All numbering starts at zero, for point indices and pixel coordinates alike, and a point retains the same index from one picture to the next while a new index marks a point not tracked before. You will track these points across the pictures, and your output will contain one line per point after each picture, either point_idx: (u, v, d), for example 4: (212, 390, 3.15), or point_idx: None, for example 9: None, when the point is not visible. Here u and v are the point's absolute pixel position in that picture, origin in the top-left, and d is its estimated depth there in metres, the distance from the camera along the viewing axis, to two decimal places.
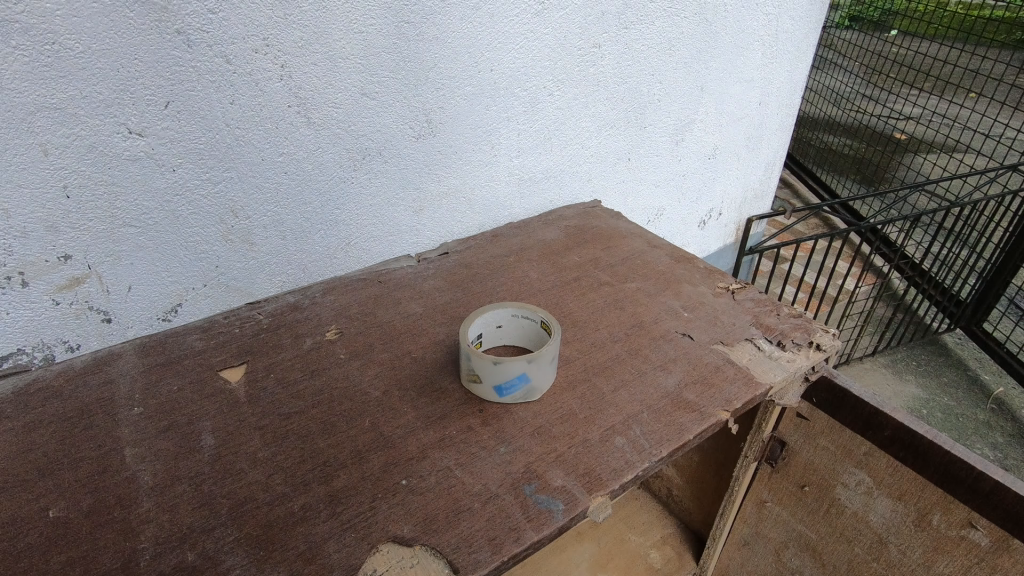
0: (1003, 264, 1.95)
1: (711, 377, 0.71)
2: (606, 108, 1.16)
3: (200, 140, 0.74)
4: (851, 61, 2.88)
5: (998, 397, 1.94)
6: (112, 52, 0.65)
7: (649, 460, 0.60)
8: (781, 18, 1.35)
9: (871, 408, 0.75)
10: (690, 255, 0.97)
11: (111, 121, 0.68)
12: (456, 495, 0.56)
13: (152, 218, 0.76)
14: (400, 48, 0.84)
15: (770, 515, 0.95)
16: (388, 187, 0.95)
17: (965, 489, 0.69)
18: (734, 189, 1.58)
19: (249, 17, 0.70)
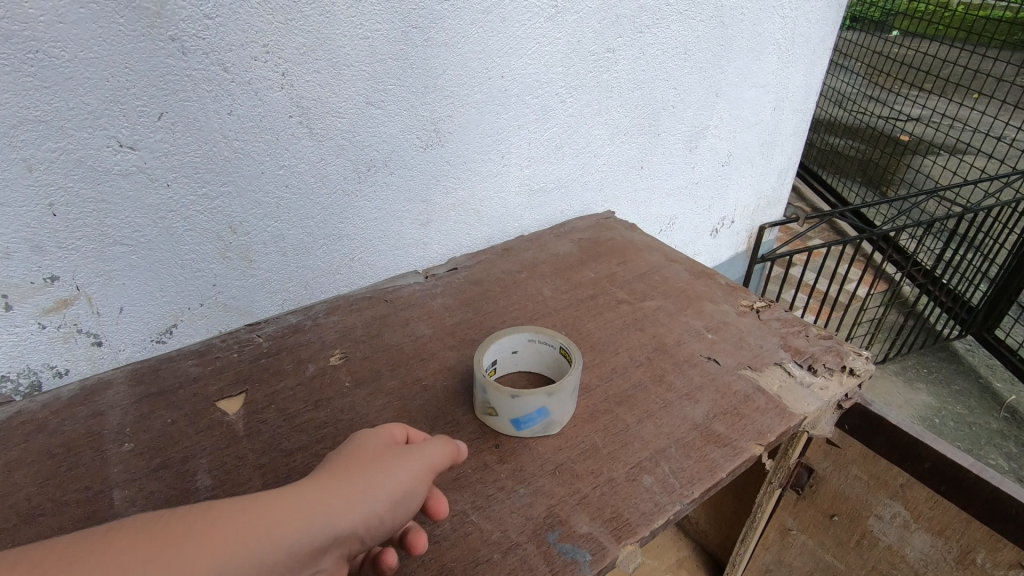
0: (1016, 270, 1.90)
1: (741, 407, 0.67)
2: (619, 115, 1.12)
3: (196, 153, 0.70)
4: (857, 62, 2.84)
5: (1010, 406, 1.90)
6: (101, 61, 0.60)
7: (681, 502, 0.56)
8: (798, 21, 1.30)
9: (909, 438, 0.71)
10: (710, 271, 0.93)
11: (99, 134, 0.63)
12: (473, 544, 0.52)
13: (145, 236, 0.71)
14: (407, 55, 0.80)
15: (794, 543, 0.91)
16: (393, 200, 0.90)
17: (1016, 527, 0.65)
18: (747, 196, 1.54)
19: (248, 23, 0.66)
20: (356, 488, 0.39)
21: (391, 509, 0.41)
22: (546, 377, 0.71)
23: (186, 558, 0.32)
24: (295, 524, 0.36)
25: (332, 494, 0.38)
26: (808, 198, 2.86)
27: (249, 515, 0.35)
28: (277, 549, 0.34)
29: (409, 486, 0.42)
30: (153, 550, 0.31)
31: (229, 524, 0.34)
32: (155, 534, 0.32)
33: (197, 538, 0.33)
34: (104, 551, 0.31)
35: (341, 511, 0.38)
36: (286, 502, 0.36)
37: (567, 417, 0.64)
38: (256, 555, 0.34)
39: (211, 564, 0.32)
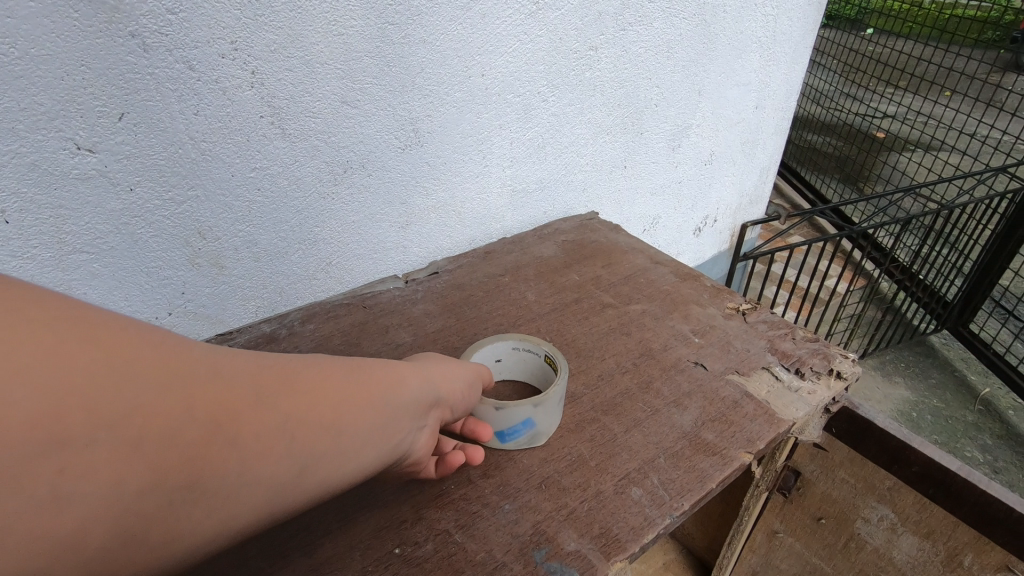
0: (990, 265, 1.94)
1: (729, 413, 0.66)
2: (602, 114, 1.10)
3: (161, 155, 0.66)
4: (834, 60, 2.87)
5: (985, 398, 1.93)
6: (56, 58, 0.56)
7: (670, 515, 0.54)
8: (780, 19, 1.30)
9: (897, 441, 0.70)
10: (695, 272, 0.92)
11: (55, 136, 0.60)
12: (457, 566, 0.50)
13: (107, 243, 0.68)
14: (384, 52, 0.77)
15: (781, 546, 0.91)
16: (372, 202, 0.87)
17: (1004, 531, 0.65)
18: (730, 195, 1.54)
19: (213, 19, 0.62)
20: (446, 367, 0.53)
21: (466, 389, 0.54)
22: (530, 385, 0.69)
23: (357, 383, 0.43)
24: (419, 378, 0.48)
25: (434, 367, 0.51)
26: (788, 195, 2.88)
27: (390, 365, 0.47)
28: (413, 389, 0.47)
29: (475, 378, 0.56)
30: (334, 372, 0.42)
31: (379, 366, 0.46)
32: (328, 364, 0.43)
33: (360, 371, 0.44)
34: (294, 366, 0.41)
35: (441, 378, 0.51)
36: (409, 365, 0.49)
37: (552, 427, 0.62)
38: (400, 390, 0.46)
39: (372, 389, 0.43)
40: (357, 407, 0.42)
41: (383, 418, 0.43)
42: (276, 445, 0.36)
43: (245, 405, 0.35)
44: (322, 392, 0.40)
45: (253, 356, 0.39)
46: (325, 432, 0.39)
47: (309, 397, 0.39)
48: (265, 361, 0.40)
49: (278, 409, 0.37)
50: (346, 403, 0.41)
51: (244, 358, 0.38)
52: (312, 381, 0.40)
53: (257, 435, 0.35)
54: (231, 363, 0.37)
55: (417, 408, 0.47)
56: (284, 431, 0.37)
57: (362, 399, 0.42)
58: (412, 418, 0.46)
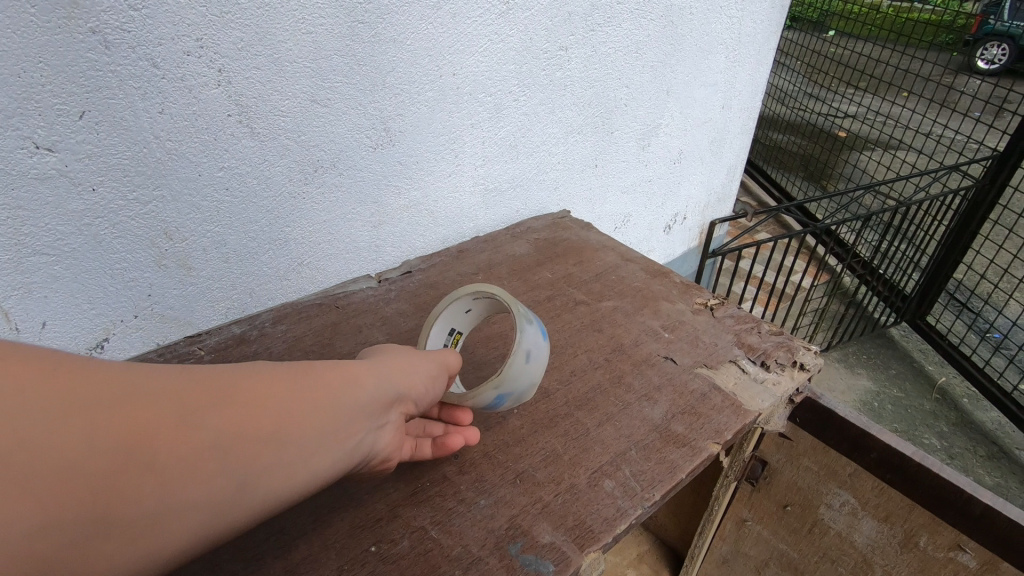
0: (945, 259, 2.02)
1: (697, 406, 0.68)
2: (573, 113, 1.11)
3: (124, 154, 0.65)
4: (797, 61, 2.95)
5: (941, 387, 2.01)
6: (12, 54, 0.55)
7: (642, 506, 0.56)
8: (744, 21, 1.33)
9: (857, 430, 0.73)
10: (665, 269, 0.94)
11: (12, 134, 0.58)
12: (434, 562, 0.50)
13: (68, 245, 0.66)
14: (354, 51, 0.76)
15: (750, 534, 0.94)
16: (343, 202, 0.87)
17: (955, 512, 0.68)
18: (698, 193, 1.57)
19: (178, 15, 0.61)
20: (409, 360, 0.52)
21: (432, 382, 0.54)
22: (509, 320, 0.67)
23: (305, 389, 0.43)
24: (375, 377, 0.48)
25: (395, 361, 0.51)
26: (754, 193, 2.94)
27: (341, 366, 0.46)
28: (366, 390, 0.46)
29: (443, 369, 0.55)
30: (279, 379, 0.42)
31: (330, 368, 0.45)
32: (276, 370, 0.43)
33: (308, 376, 0.44)
34: (237, 376, 0.40)
35: (403, 374, 0.50)
36: (364, 364, 0.48)
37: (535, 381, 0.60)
38: (352, 391, 0.45)
39: (320, 394, 0.43)
40: (302, 414, 0.41)
41: (333, 423, 0.43)
42: (216, 459, 0.36)
43: (178, 423, 0.36)
44: (266, 399, 0.40)
45: (195, 368, 0.40)
46: (268, 442, 0.39)
47: (250, 407, 0.39)
48: (207, 372, 0.40)
49: (214, 422, 0.37)
50: (291, 410, 0.41)
51: (183, 374, 0.39)
52: (254, 390, 0.40)
53: (191, 450, 0.35)
54: (165, 381, 0.37)
55: (373, 408, 0.46)
56: (221, 445, 0.37)
57: (309, 404, 0.42)
58: (366, 419, 0.46)
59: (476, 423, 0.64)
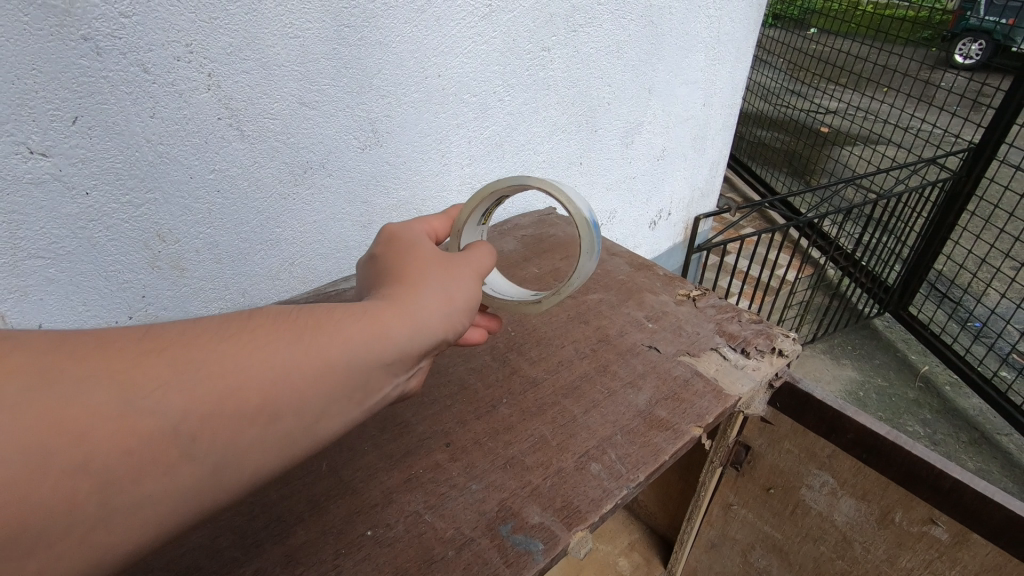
0: (925, 250, 2.07)
1: (680, 391, 0.70)
2: (556, 112, 1.14)
3: (117, 159, 0.66)
4: (779, 58, 3.00)
5: (924, 375, 2.06)
6: (6, 62, 0.56)
7: (627, 486, 0.58)
8: (722, 21, 1.36)
9: (834, 412, 0.76)
10: (649, 262, 0.97)
11: (6, 140, 0.59)
12: (428, 543, 0.52)
13: (63, 248, 0.67)
14: (341, 54, 0.78)
15: (736, 517, 0.96)
16: (333, 202, 0.88)
17: (927, 487, 0.71)
18: (683, 189, 1.60)
19: (167, 22, 0.63)
20: (432, 298, 0.47)
21: (460, 317, 0.49)
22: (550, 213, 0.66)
23: (296, 352, 0.38)
24: (391, 326, 0.43)
25: (415, 304, 0.45)
26: (739, 189, 2.98)
27: (348, 318, 0.41)
28: (376, 345, 0.41)
29: (472, 302, 0.50)
30: (266, 346, 0.38)
31: (332, 324, 0.41)
32: (265, 331, 0.39)
33: (302, 337, 0.39)
34: (216, 343, 0.37)
35: (424, 320, 0.45)
36: (380, 311, 0.43)
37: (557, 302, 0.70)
38: (357, 350, 0.40)
39: (322, 360, 0.39)
40: (290, 385, 0.38)
41: (330, 390, 0.39)
42: (181, 448, 0.34)
43: (135, 414, 0.33)
44: (247, 371, 0.36)
45: (168, 336, 0.37)
46: (246, 421, 0.36)
47: (224, 386, 0.35)
48: (180, 341, 0.36)
49: (181, 407, 0.34)
50: (275, 383, 0.37)
51: (152, 348, 0.35)
52: (235, 360, 0.36)
53: (150, 441, 0.33)
54: (128, 357, 0.34)
55: (386, 362, 0.42)
56: (186, 432, 0.34)
57: (300, 373, 0.38)
58: (375, 378, 0.42)
59: (467, 413, 0.66)
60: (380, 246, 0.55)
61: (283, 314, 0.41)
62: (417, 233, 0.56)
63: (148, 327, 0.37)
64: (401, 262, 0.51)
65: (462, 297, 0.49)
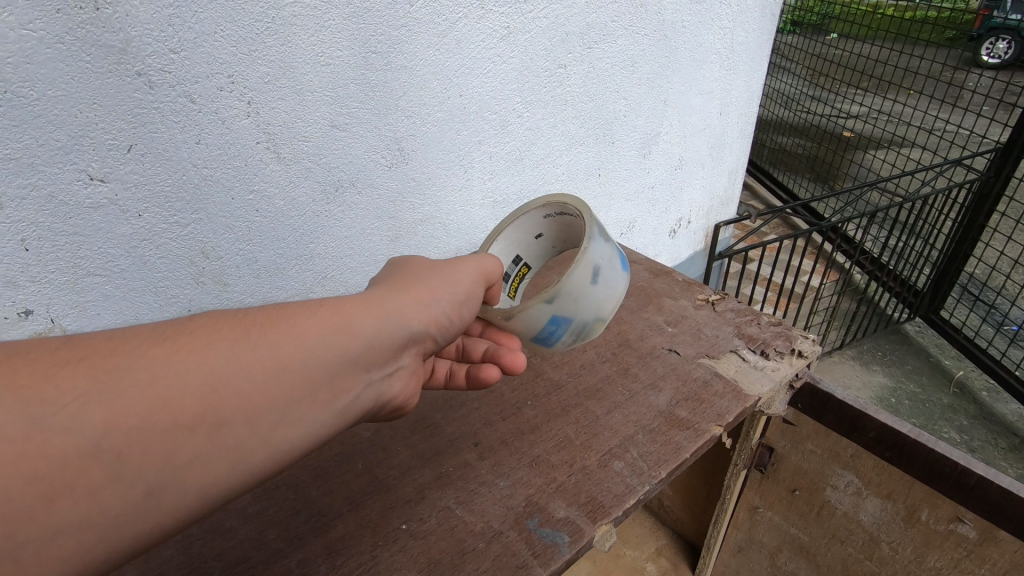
0: (955, 252, 2.03)
1: (700, 392, 0.72)
2: (575, 125, 1.17)
3: (167, 183, 0.72)
4: (796, 64, 3.00)
5: (959, 381, 2.00)
6: (71, 98, 0.62)
7: (649, 482, 0.60)
8: (736, 31, 1.39)
9: (854, 411, 0.78)
10: (667, 268, 0.99)
11: (70, 168, 0.65)
12: (459, 536, 0.55)
13: (119, 266, 0.73)
14: (369, 79, 0.83)
15: (762, 520, 0.98)
16: (363, 218, 0.93)
17: (951, 484, 0.73)
18: (702, 197, 1.62)
19: (211, 56, 0.69)
20: (400, 293, 0.49)
21: (433, 310, 0.51)
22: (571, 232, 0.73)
23: (244, 350, 0.39)
24: (354, 319, 0.44)
25: (381, 301, 0.47)
26: (762, 196, 2.96)
27: (305, 314, 0.43)
28: (335, 337, 0.43)
29: (447, 297, 0.52)
30: (206, 345, 0.38)
31: (286, 320, 0.42)
32: (208, 332, 0.39)
33: (251, 336, 0.40)
34: (142, 351, 0.36)
35: (389, 314, 0.47)
36: (341, 305, 0.45)
37: (601, 316, 0.65)
38: (315, 344, 0.41)
39: (270, 356, 0.39)
40: (235, 385, 0.37)
41: (284, 387, 0.39)
42: (106, 466, 0.33)
43: (46, 431, 0.32)
44: (186, 374, 0.36)
45: (93, 347, 0.36)
46: (185, 429, 0.35)
47: (155, 392, 0.35)
48: (105, 350, 0.36)
49: (104, 419, 0.33)
50: (217, 385, 0.37)
51: (68, 362, 0.35)
52: (175, 363, 0.36)
53: (66, 459, 0.32)
54: (38, 374, 0.33)
55: (350, 354, 0.43)
56: (112, 445, 0.33)
57: (248, 371, 0.38)
58: (338, 374, 0.43)
59: (493, 414, 0.70)
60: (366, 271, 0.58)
61: (230, 317, 0.41)
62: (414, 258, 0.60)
63: (65, 341, 0.37)
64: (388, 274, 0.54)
65: (435, 291, 0.51)
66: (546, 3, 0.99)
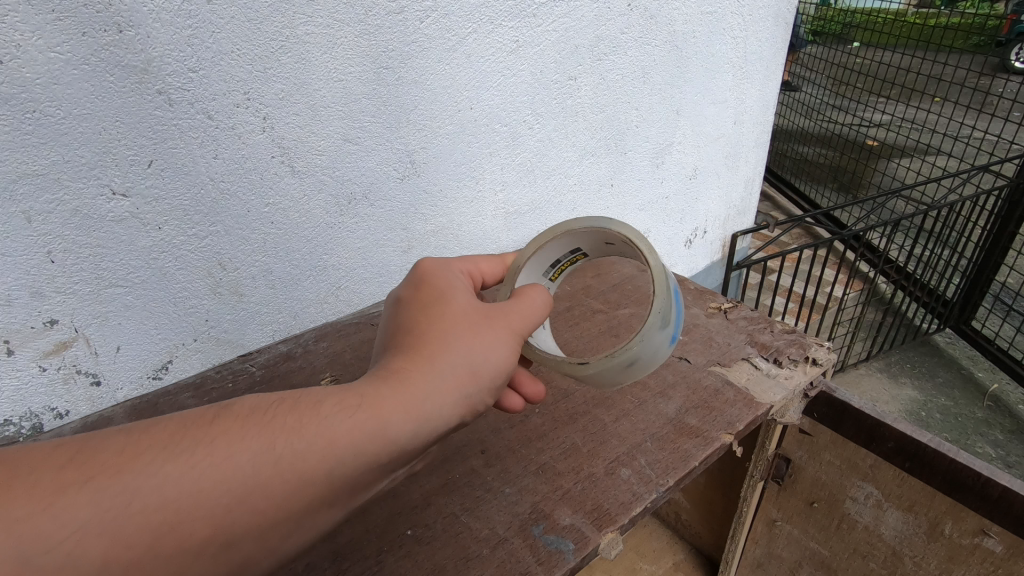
0: (986, 260, 1.96)
1: (711, 400, 0.71)
2: (586, 137, 1.18)
3: (185, 196, 0.74)
4: (816, 73, 2.96)
5: (993, 394, 1.92)
6: (94, 116, 0.65)
7: (656, 490, 0.60)
8: (749, 41, 1.39)
9: (873, 420, 0.80)
10: (679, 276, 0.99)
11: (94, 183, 0.68)
12: (464, 542, 0.56)
13: (139, 277, 0.75)
14: (381, 93, 0.85)
15: (781, 533, 1.00)
16: (376, 229, 0.95)
17: (975, 496, 0.75)
18: (717, 206, 1.61)
19: (228, 74, 0.71)
20: (442, 377, 0.44)
21: (476, 393, 0.46)
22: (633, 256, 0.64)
23: (261, 466, 0.36)
24: (387, 419, 0.40)
25: (422, 391, 0.42)
26: (784, 207, 2.92)
27: (334, 416, 0.39)
28: (364, 445, 0.39)
29: (493, 377, 0.47)
30: (222, 462, 0.35)
31: (313, 425, 0.38)
32: (227, 440, 0.36)
33: (272, 446, 0.37)
34: (154, 465, 0.35)
35: (428, 412, 0.42)
36: (375, 400, 0.41)
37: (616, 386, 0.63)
38: (340, 456, 0.38)
39: (290, 470, 0.37)
40: (247, 506, 0.36)
41: (300, 504, 0.37)
42: None
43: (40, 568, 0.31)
44: (195, 498, 0.34)
45: (101, 458, 0.34)
46: (190, 556, 0.34)
47: (159, 521, 0.33)
48: (115, 465, 0.34)
49: (103, 552, 0.32)
50: (228, 509, 0.35)
51: (73, 481, 0.33)
52: (185, 485, 0.34)
53: None
54: (41, 496, 0.32)
55: (378, 460, 0.40)
56: None
57: (264, 487, 0.36)
58: (360, 482, 0.40)
59: (501, 421, 0.70)
60: (409, 286, 0.52)
61: (255, 415, 0.38)
62: (461, 283, 0.53)
63: (81, 441, 0.35)
64: (430, 319, 0.47)
65: (483, 371, 0.46)
66: (556, 17, 1.00)
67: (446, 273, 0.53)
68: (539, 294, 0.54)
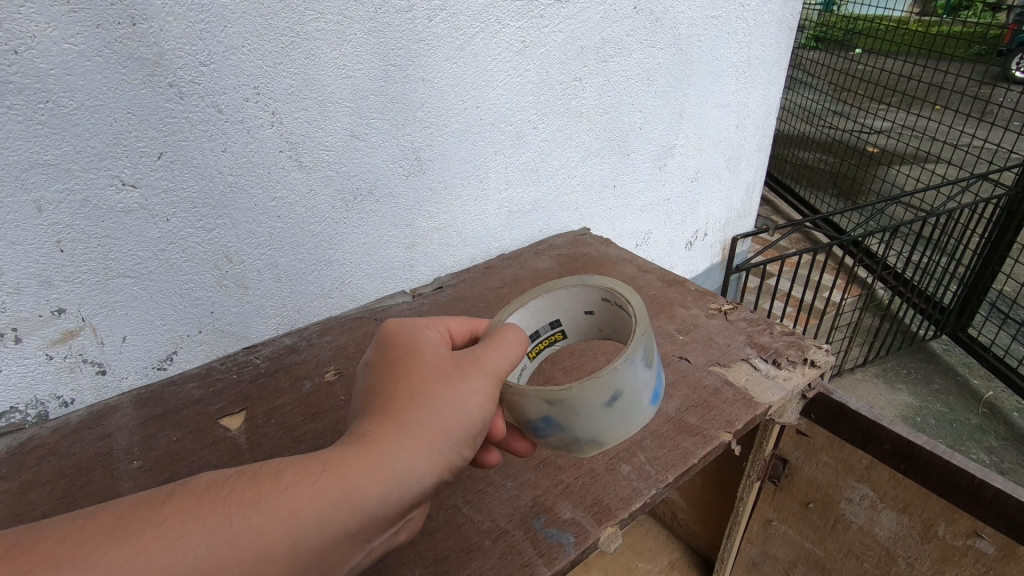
0: (983, 268, 1.97)
1: (710, 399, 0.72)
2: (590, 137, 1.19)
3: (194, 188, 0.75)
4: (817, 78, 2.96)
5: (989, 401, 1.93)
6: (107, 108, 0.65)
7: (655, 486, 0.61)
8: (753, 45, 1.39)
9: (869, 422, 0.82)
10: (679, 278, 1.00)
11: (104, 174, 0.68)
12: (466, 533, 0.57)
13: (146, 268, 0.76)
14: (388, 90, 0.86)
15: (776, 533, 1.02)
16: (381, 226, 0.96)
17: (969, 498, 0.76)
18: (719, 209, 1.62)
19: (239, 69, 0.72)
20: (409, 436, 0.45)
21: (449, 447, 0.47)
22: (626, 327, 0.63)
23: (215, 545, 0.37)
24: (353, 484, 0.42)
25: (387, 453, 0.43)
26: (784, 211, 2.93)
27: (292, 486, 0.40)
28: (327, 513, 0.40)
29: (468, 428, 0.48)
30: (173, 544, 0.36)
31: (271, 496, 0.40)
32: (177, 521, 0.37)
33: (229, 525, 0.38)
34: (98, 553, 0.35)
35: (397, 474, 0.43)
36: (338, 464, 0.42)
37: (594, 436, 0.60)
38: (303, 528, 0.39)
39: (248, 543, 0.38)
40: None
41: None
42: None
43: None
44: None
45: (42, 548, 0.34)
46: None
47: None
48: (54, 557, 0.34)
49: None
50: None
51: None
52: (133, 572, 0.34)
53: None
54: None
55: (344, 526, 0.41)
56: None
57: (221, 567, 0.37)
58: (327, 550, 0.41)
59: None
60: (377, 348, 0.53)
61: (209, 493, 0.39)
62: (428, 335, 0.53)
63: (20, 532, 0.35)
64: (399, 381, 0.48)
65: (454, 424, 0.47)
66: (563, 18, 1.01)
67: (416, 326, 0.54)
68: (514, 333, 0.53)
